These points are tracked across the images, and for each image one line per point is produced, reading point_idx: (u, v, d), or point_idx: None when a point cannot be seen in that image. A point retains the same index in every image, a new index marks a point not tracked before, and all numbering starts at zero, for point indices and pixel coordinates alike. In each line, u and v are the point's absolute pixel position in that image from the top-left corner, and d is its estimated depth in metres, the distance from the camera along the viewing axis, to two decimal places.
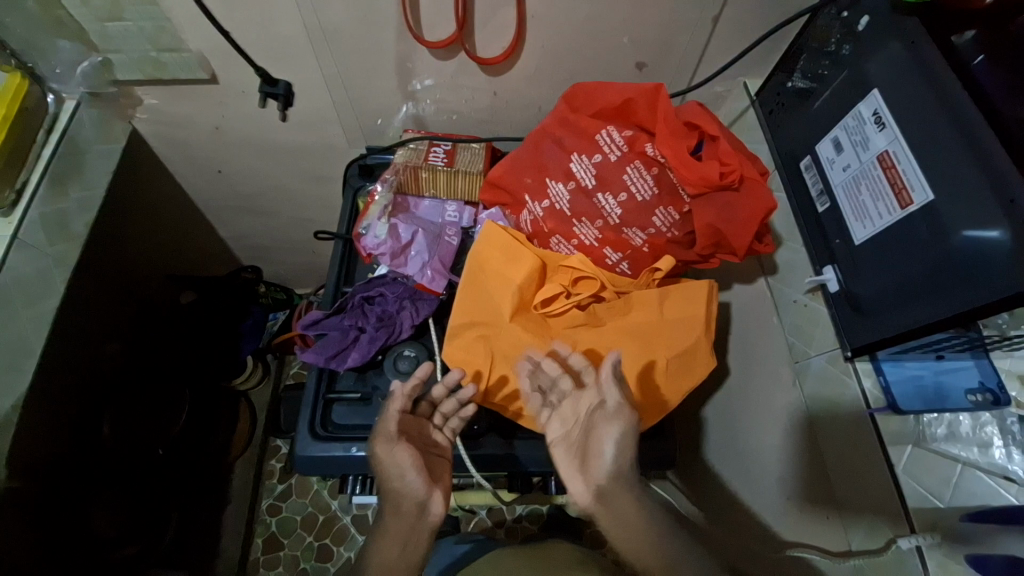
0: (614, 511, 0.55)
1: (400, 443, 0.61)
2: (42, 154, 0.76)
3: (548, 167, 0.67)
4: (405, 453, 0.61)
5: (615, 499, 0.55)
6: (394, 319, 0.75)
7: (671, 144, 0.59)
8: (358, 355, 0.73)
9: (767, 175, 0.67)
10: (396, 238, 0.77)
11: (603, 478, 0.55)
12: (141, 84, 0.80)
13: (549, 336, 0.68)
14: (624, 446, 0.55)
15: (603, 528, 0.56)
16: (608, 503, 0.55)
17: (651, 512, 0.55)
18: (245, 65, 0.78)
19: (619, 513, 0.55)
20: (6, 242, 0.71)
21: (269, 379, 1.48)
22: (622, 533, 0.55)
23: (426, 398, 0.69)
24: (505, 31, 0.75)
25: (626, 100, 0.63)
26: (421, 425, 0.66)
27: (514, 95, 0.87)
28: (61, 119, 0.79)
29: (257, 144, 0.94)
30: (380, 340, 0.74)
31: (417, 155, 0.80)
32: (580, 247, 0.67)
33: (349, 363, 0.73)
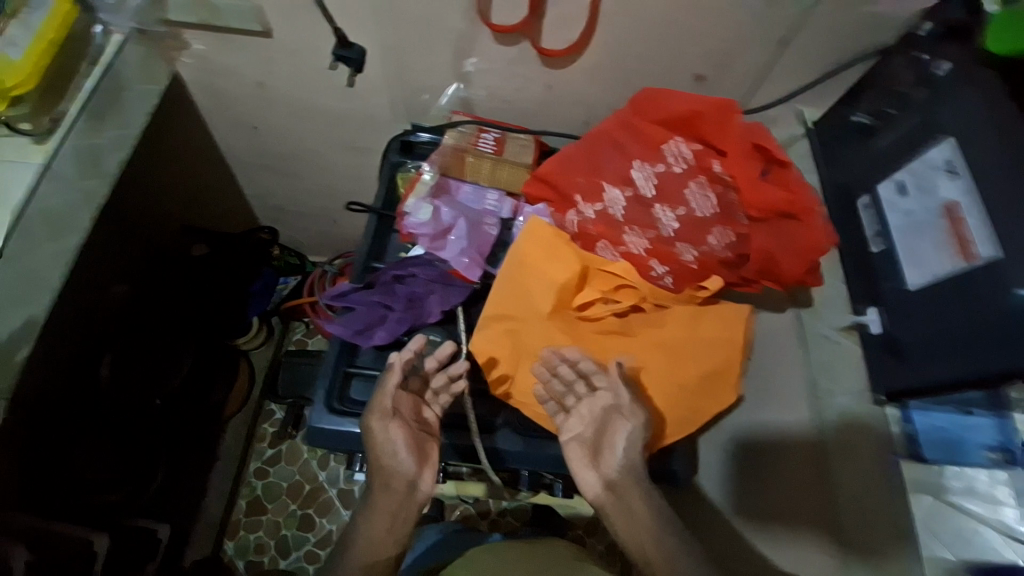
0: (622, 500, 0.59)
1: (389, 419, 0.62)
2: (83, 86, 0.72)
3: (604, 171, 0.66)
4: (393, 430, 0.62)
5: (626, 488, 0.59)
6: (422, 302, 0.74)
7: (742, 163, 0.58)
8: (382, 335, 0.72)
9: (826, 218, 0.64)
10: (437, 220, 0.75)
11: (616, 468, 0.60)
12: (190, 27, 0.77)
13: (580, 341, 0.67)
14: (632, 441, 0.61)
15: (611, 518, 0.60)
16: (619, 493, 0.59)
17: (657, 505, 0.59)
18: (302, 22, 0.76)
19: (626, 504, 0.59)
20: (37, 169, 0.66)
21: (271, 342, 1.47)
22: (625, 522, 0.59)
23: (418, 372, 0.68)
24: (571, 25, 0.73)
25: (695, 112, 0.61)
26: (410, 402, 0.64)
27: (567, 91, 0.85)
28: (105, 53, 0.74)
29: (298, 104, 0.92)
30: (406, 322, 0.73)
31: (466, 139, 0.79)
32: (626, 255, 0.66)
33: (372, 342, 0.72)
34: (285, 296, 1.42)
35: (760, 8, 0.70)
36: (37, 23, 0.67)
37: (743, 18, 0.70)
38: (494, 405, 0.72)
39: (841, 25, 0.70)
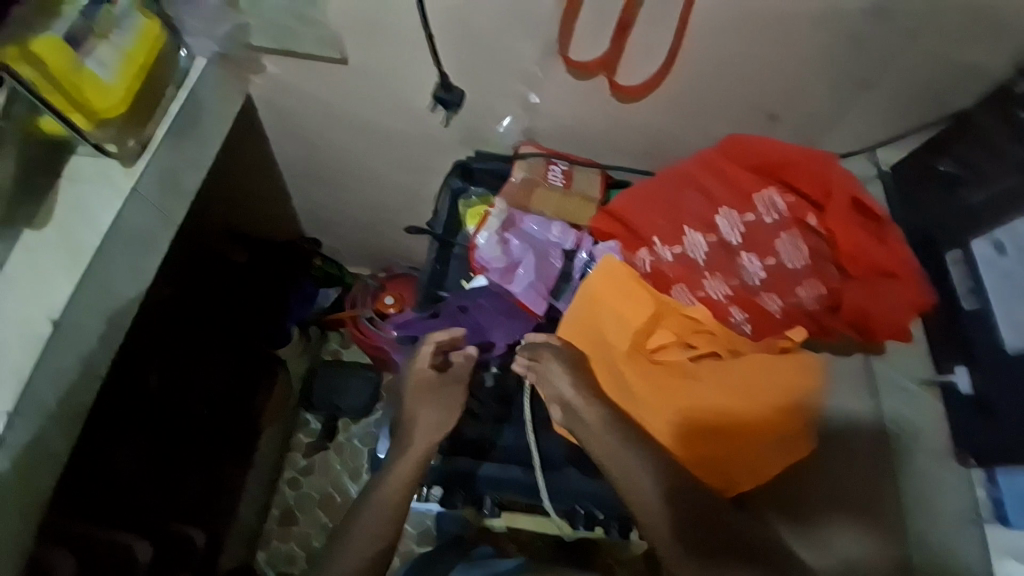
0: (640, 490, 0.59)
1: (424, 397, 0.70)
2: (169, 108, 0.72)
3: (687, 216, 0.67)
4: (426, 405, 0.70)
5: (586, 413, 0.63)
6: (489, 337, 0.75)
7: (842, 223, 0.62)
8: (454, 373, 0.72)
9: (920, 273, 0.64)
10: (507, 255, 0.76)
11: (570, 402, 0.64)
12: (271, 53, 0.79)
13: (656, 389, 0.64)
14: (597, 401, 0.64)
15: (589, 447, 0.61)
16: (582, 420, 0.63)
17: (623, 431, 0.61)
18: (379, 50, 0.77)
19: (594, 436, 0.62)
20: (124, 192, 0.66)
21: (308, 349, 1.46)
22: (649, 520, 0.58)
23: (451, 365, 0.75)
24: (649, 63, 0.73)
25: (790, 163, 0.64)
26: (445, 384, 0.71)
27: (633, 126, 0.84)
28: (189, 77, 0.75)
29: (360, 124, 0.91)
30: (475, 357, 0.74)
31: (536, 171, 0.80)
32: (704, 300, 0.66)
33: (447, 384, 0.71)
34: (325, 307, 1.41)
35: (846, 53, 0.69)
36: (125, 45, 0.65)
37: (826, 62, 0.70)
38: (558, 442, 0.71)
39: (926, 72, 0.69)
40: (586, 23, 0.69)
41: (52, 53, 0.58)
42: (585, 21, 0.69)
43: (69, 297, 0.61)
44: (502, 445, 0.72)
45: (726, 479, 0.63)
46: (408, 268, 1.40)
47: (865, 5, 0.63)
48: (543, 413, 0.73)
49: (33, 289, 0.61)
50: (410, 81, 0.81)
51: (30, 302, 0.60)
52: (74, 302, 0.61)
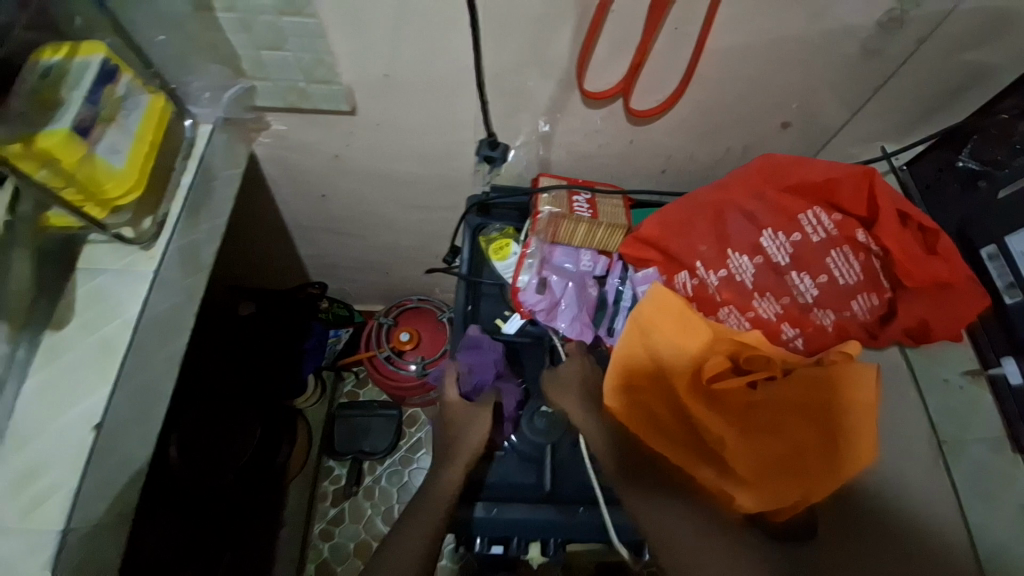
0: (650, 492, 0.64)
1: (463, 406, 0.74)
2: (181, 182, 0.69)
3: (731, 240, 0.69)
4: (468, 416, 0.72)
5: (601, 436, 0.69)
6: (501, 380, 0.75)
7: (895, 237, 0.64)
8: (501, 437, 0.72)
9: (973, 282, 0.64)
10: (550, 293, 0.76)
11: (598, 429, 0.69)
12: (276, 110, 0.77)
13: (716, 415, 0.65)
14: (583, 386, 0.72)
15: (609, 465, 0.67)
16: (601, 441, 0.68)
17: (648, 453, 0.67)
18: (390, 98, 0.75)
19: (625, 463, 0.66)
20: (148, 279, 0.63)
21: (325, 397, 1.41)
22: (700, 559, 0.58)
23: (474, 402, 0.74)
24: (665, 86, 0.73)
25: (832, 182, 0.66)
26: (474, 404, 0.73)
27: (647, 143, 0.84)
28: (197, 145, 0.73)
29: (375, 173, 0.91)
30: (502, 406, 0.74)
31: (562, 205, 0.77)
32: (754, 320, 0.68)
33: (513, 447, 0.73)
34: (337, 351, 1.40)
35: (856, 62, 0.70)
36: (135, 127, 0.63)
37: (835, 71, 0.71)
38: None
39: (931, 70, 0.71)
40: (602, 57, 0.69)
41: (60, 149, 0.54)
42: (600, 54, 0.68)
43: (108, 396, 0.57)
44: (565, 486, 0.70)
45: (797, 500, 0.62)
46: (419, 300, 1.38)
47: (879, 17, 0.64)
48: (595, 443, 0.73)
49: (65, 395, 0.58)
50: (421, 124, 0.80)
51: (63, 407, 0.57)
52: (112, 402, 0.58)
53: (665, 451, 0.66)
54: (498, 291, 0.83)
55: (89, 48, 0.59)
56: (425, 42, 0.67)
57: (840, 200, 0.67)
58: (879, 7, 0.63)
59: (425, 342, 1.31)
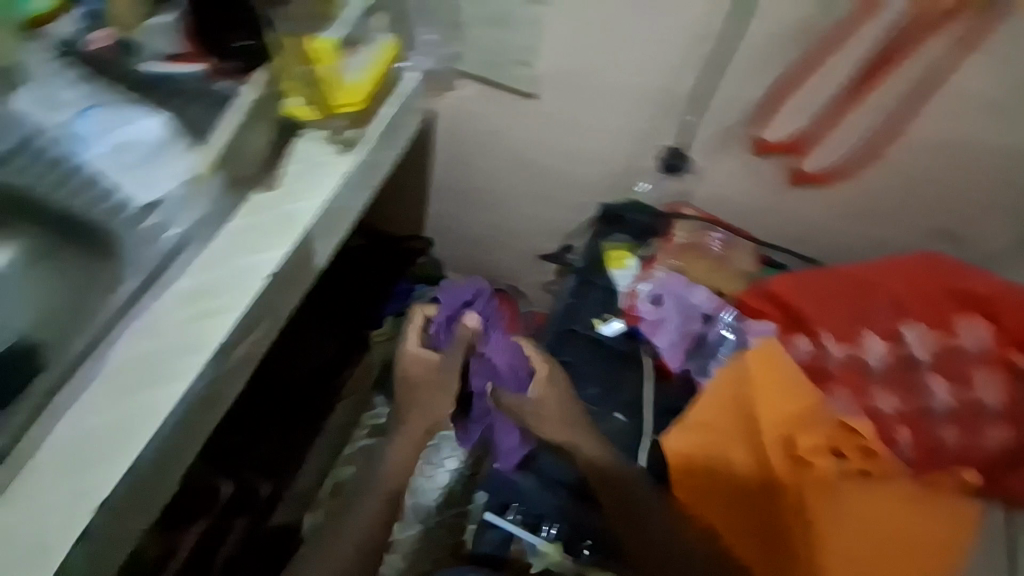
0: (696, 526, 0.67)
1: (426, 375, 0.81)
2: (384, 113, 0.77)
3: (871, 321, 0.70)
4: (417, 400, 0.79)
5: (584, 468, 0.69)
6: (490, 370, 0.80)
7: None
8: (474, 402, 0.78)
9: None
10: (658, 311, 0.79)
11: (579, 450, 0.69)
12: (470, 78, 0.86)
13: (794, 488, 0.65)
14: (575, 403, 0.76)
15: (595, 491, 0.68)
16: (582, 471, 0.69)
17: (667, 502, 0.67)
18: (575, 95, 0.82)
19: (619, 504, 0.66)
20: (337, 180, 0.72)
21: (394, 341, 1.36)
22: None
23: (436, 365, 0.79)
24: (839, 155, 0.78)
25: (995, 300, 0.67)
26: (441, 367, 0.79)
27: (794, 208, 0.85)
28: (405, 85, 0.80)
29: (521, 159, 0.96)
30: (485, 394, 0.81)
31: (695, 236, 0.84)
32: (869, 411, 0.66)
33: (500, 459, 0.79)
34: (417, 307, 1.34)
35: None
36: (369, 54, 0.74)
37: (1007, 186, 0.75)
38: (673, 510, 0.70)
39: None
40: (796, 106, 0.75)
41: (324, 52, 0.68)
42: (794, 104, 0.75)
43: (278, 259, 0.67)
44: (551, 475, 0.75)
45: None
46: (507, 286, 1.41)
47: None
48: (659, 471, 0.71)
49: (244, 249, 0.68)
50: (590, 127, 0.86)
51: (241, 258, 0.67)
52: (278, 266, 0.67)
53: (729, 499, 0.67)
54: (603, 295, 0.85)
55: None
56: (626, 49, 0.75)
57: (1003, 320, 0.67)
58: None
59: None
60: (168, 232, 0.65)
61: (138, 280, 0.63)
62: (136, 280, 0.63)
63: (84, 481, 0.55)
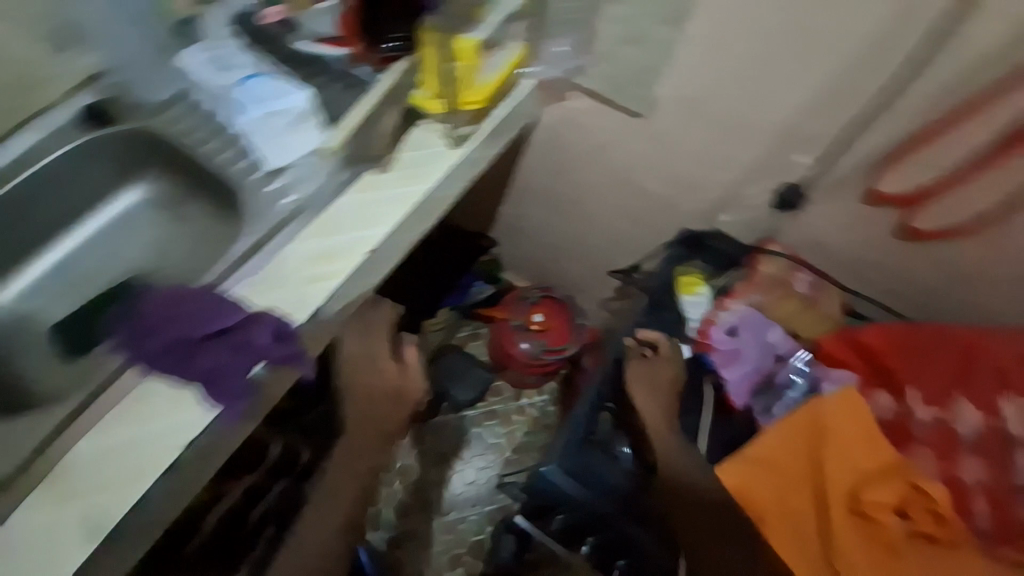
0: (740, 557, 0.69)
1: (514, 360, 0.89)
2: (495, 112, 0.80)
3: (967, 389, 0.69)
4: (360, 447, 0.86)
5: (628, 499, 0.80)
6: (227, 309, 0.60)
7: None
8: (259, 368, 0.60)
9: None
10: (737, 344, 0.79)
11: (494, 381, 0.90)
12: (584, 91, 0.88)
13: (857, 539, 0.63)
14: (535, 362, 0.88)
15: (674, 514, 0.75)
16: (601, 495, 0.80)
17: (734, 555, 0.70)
18: (688, 120, 0.83)
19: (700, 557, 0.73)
20: (448, 167, 0.75)
21: (445, 329, 1.50)
22: None
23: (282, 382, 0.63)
24: (952, 216, 0.75)
25: None
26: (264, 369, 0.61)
27: (891, 261, 0.84)
28: (516, 94, 0.82)
29: (617, 176, 1.00)
30: (218, 357, 0.59)
31: (784, 274, 0.84)
32: (949, 478, 0.67)
33: (145, 364, 0.60)
34: (477, 301, 1.49)
35: None
36: (503, 59, 0.77)
37: None
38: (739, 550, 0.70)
39: None
40: (919, 159, 0.72)
41: (462, 53, 0.69)
42: (915, 163, 0.73)
43: (388, 232, 0.70)
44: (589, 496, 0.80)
45: None
46: (565, 296, 1.46)
47: None
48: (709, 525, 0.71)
49: (355, 218, 0.71)
50: (695, 154, 0.87)
51: (352, 224, 0.71)
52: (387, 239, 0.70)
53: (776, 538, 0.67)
54: (675, 318, 0.87)
55: None
56: (769, 78, 0.73)
57: None
58: None
59: (552, 331, 1.40)
60: (288, 197, 0.71)
61: (258, 236, 0.69)
62: (256, 235, 0.69)
63: (182, 414, 0.58)
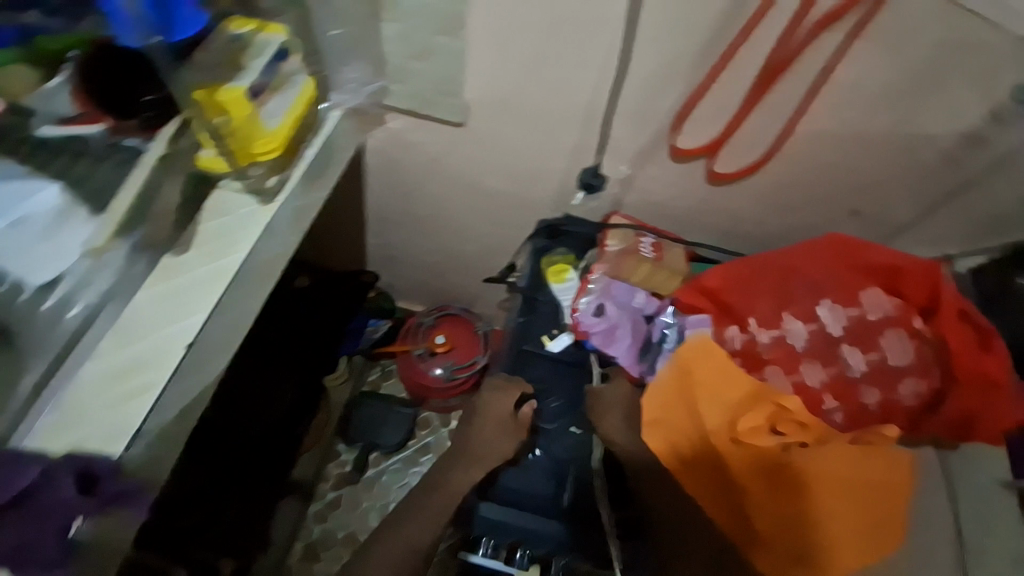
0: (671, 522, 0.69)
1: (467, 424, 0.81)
2: (305, 154, 0.76)
3: (791, 303, 0.76)
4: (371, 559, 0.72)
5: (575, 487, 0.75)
6: (8, 476, 0.51)
7: (955, 330, 0.70)
8: (84, 529, 0.52)
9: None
10: (608, 320, 0.82)
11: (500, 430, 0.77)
12: (397, 111, 0.86)
13: (742, 468, 0.69)
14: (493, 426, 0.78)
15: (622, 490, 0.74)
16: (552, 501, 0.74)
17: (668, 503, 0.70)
18: (502, 119, 0.84)
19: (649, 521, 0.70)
20: (263, 228, 0.71)
21: (351, 379, 1.43)
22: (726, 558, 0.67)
23: (116, 530, 0.55)
24: (750, 154, 0.80)
25: (899, 270, 0.74)
26: (81, 534, 0.52)
27: (720, 204, 0.90)
28: (325, 126, 0.79)
29: (463, 182, 0.98)
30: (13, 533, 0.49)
31: (630, 243, 0.87)
32: (799, 386, 0.73)
33: None
34: (375, 339, 1.44)
35: (936, 173, 0.79)
36: (293, 97, 0.70)
37: (903, 182, 0.81)
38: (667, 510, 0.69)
39: (994, 206, 0.81)
40: (696, 119, 0.76)
41: (233, 103, 0.61)
42: (697, 117, 0.76)
43: (204, 320, 0.65)
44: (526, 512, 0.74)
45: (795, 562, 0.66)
46: (462, 308, 1.43)
47: (960, 133, 0.72)
48: (619, 491, 0.75)
49: (172, 310, 0.66)
50: (523, 148, 0.88)
51: (170, 318, 0.65)
52: (206, 327, 0.66)
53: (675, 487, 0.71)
54: (551, 310, 0.88)
55: (275, 27, 0.67)
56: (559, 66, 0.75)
57: (902, 287, 0.75)
58: (965, 123, 0.71)
59: (458, 348, 1.37)
60: (74, 308, 0.62)
61: (46, 362, 0.60)
62: (43, 363, 0.59)
63: None
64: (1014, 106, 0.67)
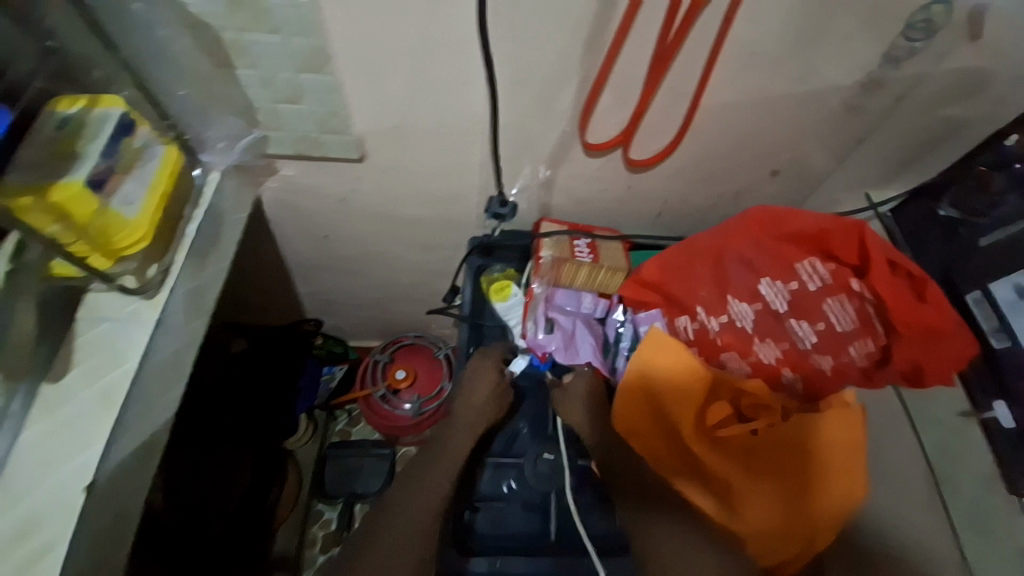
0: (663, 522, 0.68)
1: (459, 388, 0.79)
2: (188, 230, 0.69)
3: (731, 285, 0.76)
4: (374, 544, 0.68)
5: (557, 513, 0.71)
6: None
7: (885, 284, 0.70)
8: None
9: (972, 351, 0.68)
10: (559, 333, 0.79)
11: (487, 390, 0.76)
12: (286, 158, 0.78)
13: (718, 460, 0.69)
14: (487, 387, 0.76)
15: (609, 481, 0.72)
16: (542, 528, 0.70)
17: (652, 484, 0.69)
18: (404, 145, 0.77)
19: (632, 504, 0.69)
20: (151, 327, 0.63)
21: (316, 436, 1.35)
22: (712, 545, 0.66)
23: None
24: (662, 137, 0.78)
25: (825, 233, 0.73)
26: None
27: (645, 188, 0.88)
28: (206, 194, 0.73)
29: (380, 216, 0.92)
30: None
31: (563, 250, 0.80)
32: (756, 365, 0.74)
33: None
34: (332, 388, 1.38)
35: (845, 119, 0.79)
36: (151, 175, 0.63)
37: (813, 134, 0.81)
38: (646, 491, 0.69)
39: (903, 141, 0.82)
40: (603, 113, 0.73)
41: (73, 200, 0.52)
42: (604, 106, 0.72)
43: (104, 450, 0.56)
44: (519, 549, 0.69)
45: (783, 539, 0.66)
46: (416, 335, 1.37)
47: (859, 78, 0.72)
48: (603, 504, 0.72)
49: (62, 446, 0.56)
50: (434, 170, 0.82)
51: (61, 457, 0.55)
52: (111, 457, 0.56)
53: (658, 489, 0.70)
54: (499, 333, 0.85)
55: (109, 100, 0.59)
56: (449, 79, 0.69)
57: (831, 248, 0.74)
58: (861, 70, 0.71)
59: (420, 379, 1.30)
60: None
61: None
62: None
63: None
64: (905, 46, 0.68)
